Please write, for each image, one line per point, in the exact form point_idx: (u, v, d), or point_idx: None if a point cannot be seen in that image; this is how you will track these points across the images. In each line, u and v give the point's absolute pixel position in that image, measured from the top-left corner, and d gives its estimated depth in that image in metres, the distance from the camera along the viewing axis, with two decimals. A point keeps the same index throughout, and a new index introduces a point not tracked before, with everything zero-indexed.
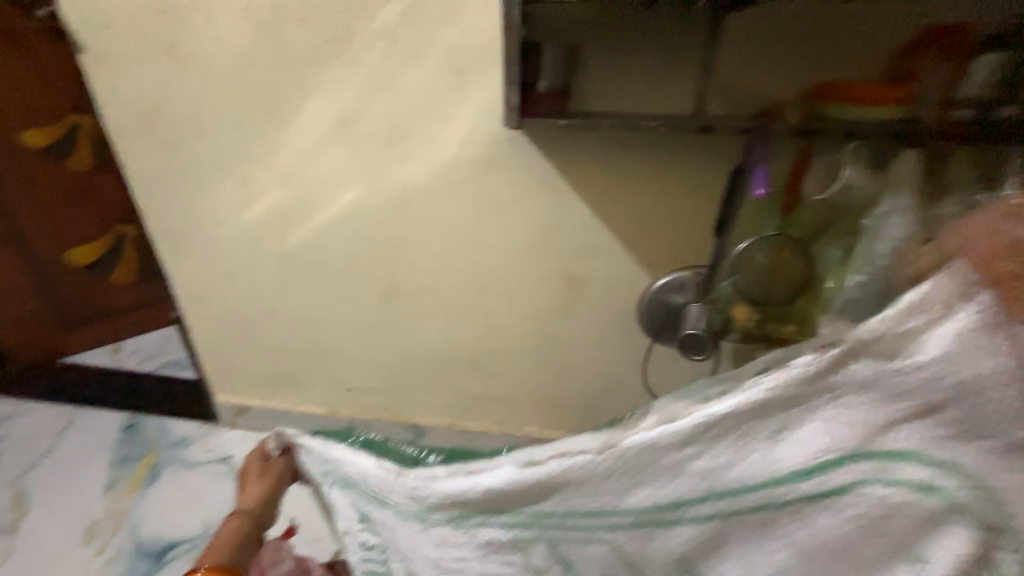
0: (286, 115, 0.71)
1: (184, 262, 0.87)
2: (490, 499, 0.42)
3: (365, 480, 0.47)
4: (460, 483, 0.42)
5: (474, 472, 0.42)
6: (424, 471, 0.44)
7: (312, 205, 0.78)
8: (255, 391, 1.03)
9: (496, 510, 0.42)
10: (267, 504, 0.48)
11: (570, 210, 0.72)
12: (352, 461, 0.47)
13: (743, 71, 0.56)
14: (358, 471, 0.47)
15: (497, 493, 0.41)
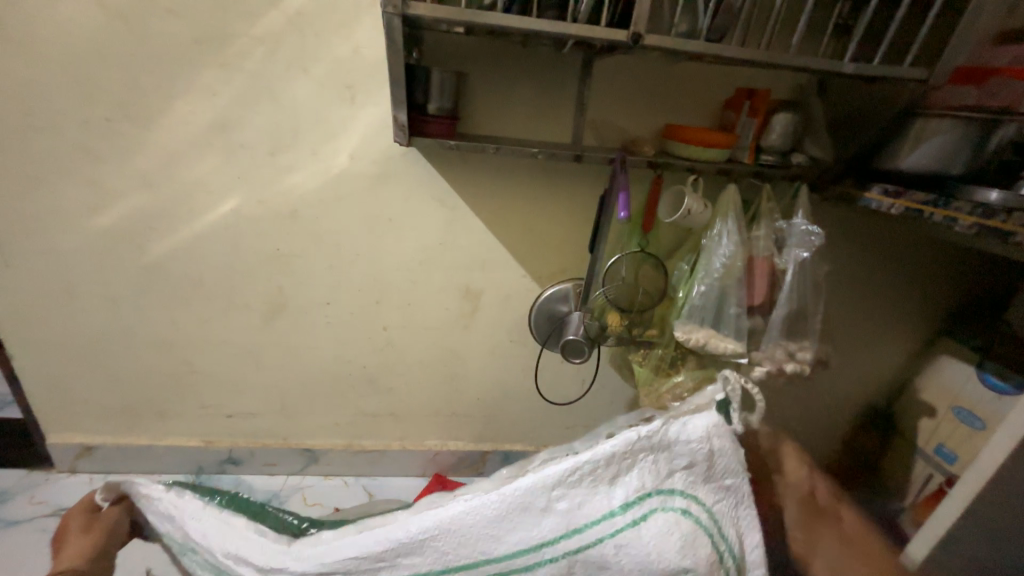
0: (148, 115, 0.64)
1: (7, 277, 0.73)
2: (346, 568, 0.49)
3: (227, 540, 0.51)
4: (333, 547, 0.50)
5: (355, 531, 0.51)
6: (313, 536, 0.52)
7: (181, 215, 0.71)
8: (106, 427, 0.88)
9: None
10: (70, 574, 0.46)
11: (465, 226, 0.75)
12: (218, 517, 0.52)
13: (598, 111, 0.66)
14: (220, 531, 0.51)
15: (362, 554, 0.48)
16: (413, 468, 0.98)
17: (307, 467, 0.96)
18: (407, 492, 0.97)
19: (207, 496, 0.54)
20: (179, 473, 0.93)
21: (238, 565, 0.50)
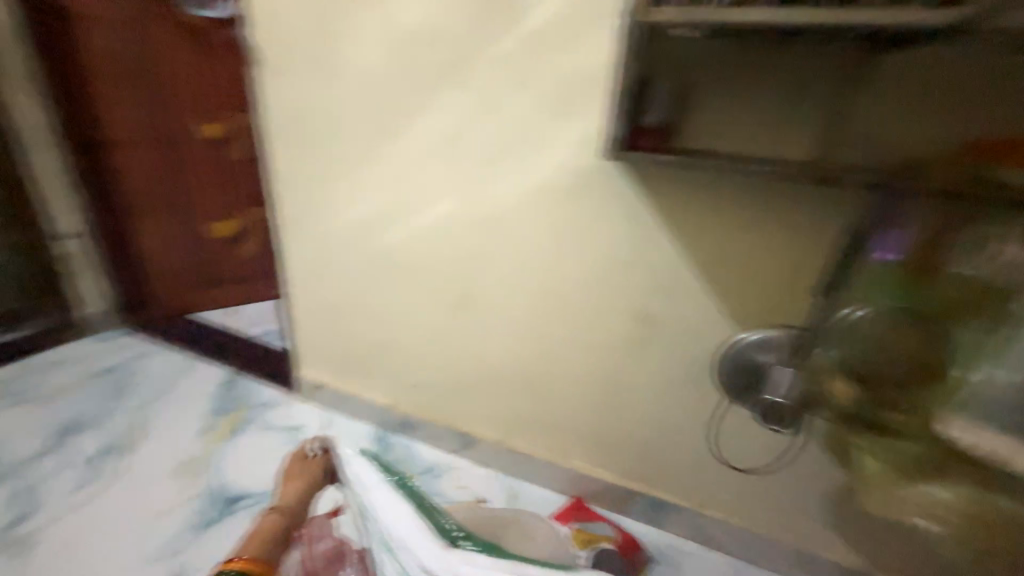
0: (400, 128, 0.78)
1: (296, 246, 0.98)
2: None
3: (398, 517, 0.49)
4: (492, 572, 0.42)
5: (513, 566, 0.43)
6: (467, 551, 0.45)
7: (408, 211, 0.84)
8: (330, 371, 1.12)
9: None
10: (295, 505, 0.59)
11: (655, 249, 0.69)
12: (389, 491, 0.53)
13: (874, 122, 0.52)
14: (391, 505, 0.51)
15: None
16: (555, 484, 0.96)
17: (462, 451, 1.03)
18: (544, 506, 0.95)
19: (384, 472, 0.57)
20: (368, 423, 1.11)
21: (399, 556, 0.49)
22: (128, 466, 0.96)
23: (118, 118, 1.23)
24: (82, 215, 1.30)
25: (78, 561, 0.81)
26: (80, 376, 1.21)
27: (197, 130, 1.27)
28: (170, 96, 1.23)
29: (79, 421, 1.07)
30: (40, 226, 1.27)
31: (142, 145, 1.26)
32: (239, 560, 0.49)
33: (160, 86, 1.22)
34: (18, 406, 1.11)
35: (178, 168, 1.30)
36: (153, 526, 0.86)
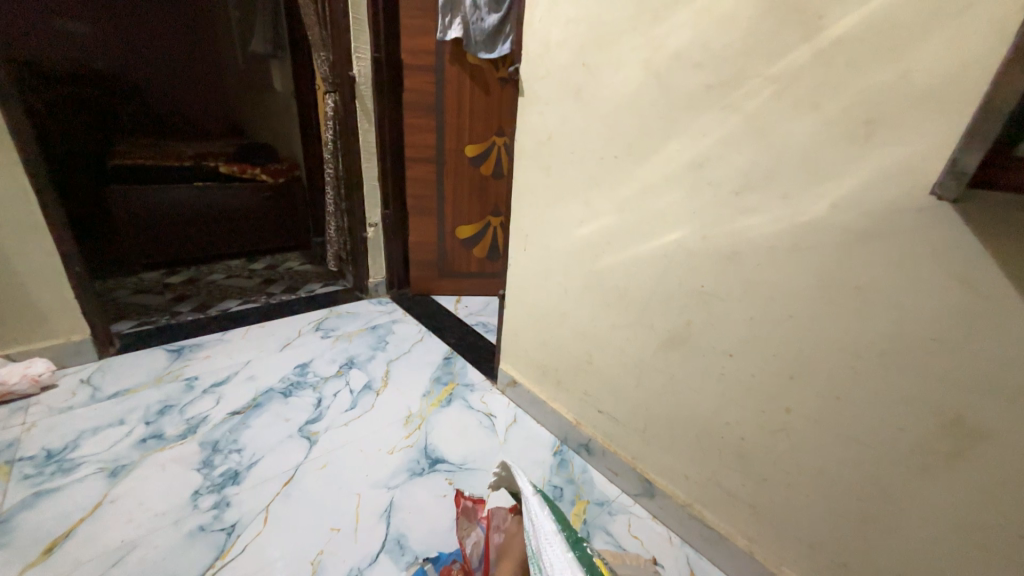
0: (645, 152, 0.77)
1: (522, 256, 1.09)
2: None
3: None
4: None
5: None
6: None
7: (634, 236, 0.82)
8: (527, 373, 1.20)
9: None
10: None
11: (996, 329, 0.48)
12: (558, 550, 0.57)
13: None
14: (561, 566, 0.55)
15: None
16: None
17: (640, 496, 0.95)
18: None
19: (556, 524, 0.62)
20: (551, 432, 1.15)
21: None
22: (375, 403, 1.23)
23: (415, 142, 1.60)
24: (381, 209, 1.70)
25: (339, 462, 1.03)
26: (359, 327, 1.62)
27: (462, 151, 1.64)
28: (449, 125, 1.60)
29: (353, 359, 1.42)
30: (356, 216, 1.68)
31: (427, 162, 1.64)
32: None
33: (445, 117, 1.58)
34: (323, 336, 1.55)
35: (440, 180, 1.67)
36: (386, 456, 1.05)
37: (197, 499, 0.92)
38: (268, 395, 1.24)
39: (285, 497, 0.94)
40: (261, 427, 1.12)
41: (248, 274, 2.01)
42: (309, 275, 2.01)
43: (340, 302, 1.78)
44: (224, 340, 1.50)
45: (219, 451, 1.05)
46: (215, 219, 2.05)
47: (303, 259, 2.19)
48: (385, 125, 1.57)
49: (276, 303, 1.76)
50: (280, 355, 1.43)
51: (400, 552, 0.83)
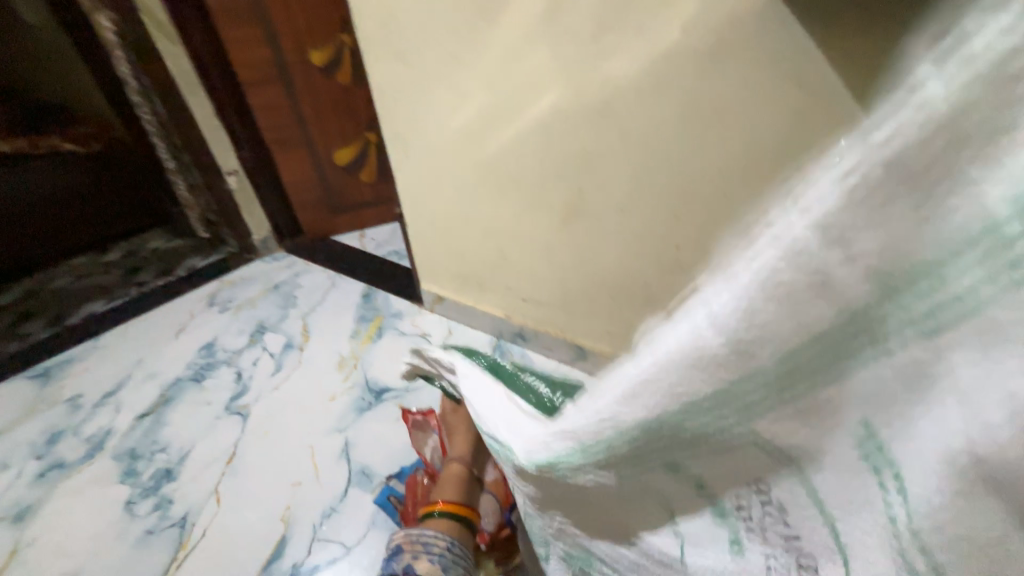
0: (497, 12, 0.69)
1: (406, 165, 1.00)
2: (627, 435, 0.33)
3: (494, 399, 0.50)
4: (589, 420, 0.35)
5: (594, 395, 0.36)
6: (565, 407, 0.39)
7: (511, 112, 0.77)
8: (449, 286, 1.18)
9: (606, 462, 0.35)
10: (470, 457, 0.70)
11: (829, 121, 0.53)
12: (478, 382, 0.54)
13: None
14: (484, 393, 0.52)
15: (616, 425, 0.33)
16: None
17: (576, 362, 1.04)
18: None
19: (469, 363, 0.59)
20: (487, 333, 1.18)
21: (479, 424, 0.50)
22: (302, 359, 1.16)
23: (244, 59, 1.32)
24: (234, 151, 1.46)
25: (281, 425, 0.99)
26: (259, 290, 1.46)
27: (308, 61, 1.37)
28: (281, 32, 1.31)
29: (264, 324, 1.31)
30: (208, 167, 1.46)
31: (269, 82, 1.37)
32: (443, 504, 0.62)
33: (272, 22, 1.29)
34: (221, 310, 1.38)
35: (293, 103, 1.42)
36: (329, 403, 1.03)
37: (132, 509, 0.87)
38: (176, 386, 1.12)
39: (233, 474, 0.90)
40: (179, 420, 1.03)
41: (102, 269, 1.69)
42: (180, 250, 1.73)
43: (228, 270, 1.58)
44: (100, 347, 1.30)
45: (140, 457, 0.96)
46: (25, 214, 1.64)
47: (166, 234, 1.85)
48: (196, 42, 1.27)
49: (149, 291, 1.51)
50: (176, 343, 1.27)
51: (368, 481, 0.86)
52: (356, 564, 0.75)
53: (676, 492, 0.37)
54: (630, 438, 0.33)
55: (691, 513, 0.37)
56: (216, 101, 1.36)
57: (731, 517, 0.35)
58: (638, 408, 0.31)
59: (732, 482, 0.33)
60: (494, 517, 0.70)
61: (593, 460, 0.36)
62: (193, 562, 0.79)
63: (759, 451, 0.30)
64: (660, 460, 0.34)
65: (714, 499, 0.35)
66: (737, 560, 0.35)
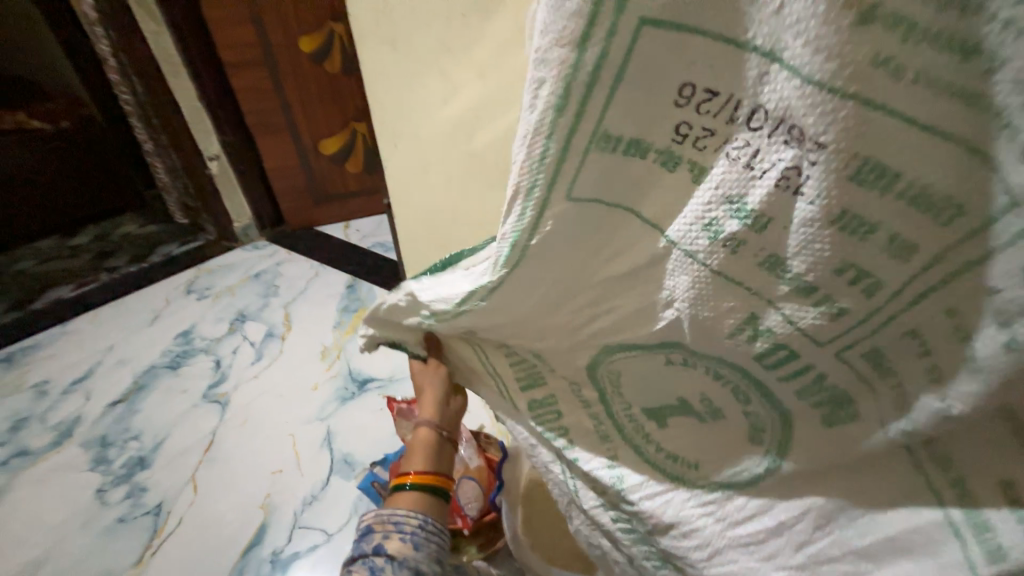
0: (490, 7, 0.70)
1: (395, 155, 1.00)
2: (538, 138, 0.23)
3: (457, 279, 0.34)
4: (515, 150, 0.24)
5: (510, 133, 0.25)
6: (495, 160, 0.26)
7: (503, 106, 0.78)
8: None
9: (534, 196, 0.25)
10: (444, 419, 0.53)
11: None
12: (442, 277, 0.37)
13: None
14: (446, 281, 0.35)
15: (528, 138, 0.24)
16: None
17: None
18: None
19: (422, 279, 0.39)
20: None
21: (436, 305, 0.35)
22: (284, 348, 1.14)
23: (228, 41, 1.29)
24: (217, 136, 1.43)
25: (259, 414, 0.98)
26: (240, 278, 1.43)
27: (294, 47, 1.33)
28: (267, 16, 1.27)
29: (244, 312, 1.28)
30: (190, 151, 1.44)
31: (254, 66, 1.34)
32: (413, 477, 0.51)
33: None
34: (199, 298, 1.35)
35: (278, 89, 1.39)
36: (311, 392, 1.02)
37: (103, 496, 0.84)
38: (151, 372, 1.09)
39: (210, 462, 0.89)
40: (154, 407, 1.01)
41: (70, 253, 1.62)
42: (155, 235, 1.68)
43: (207, 257, 1.54)
44: (69, 332, 1.25)
45: (112, 444, 0.93)
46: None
47: (140, 218, 1.79)
48: (181, 23, 1.25)
49: (122, 276, 1.47)
50: (150, 330, 1.23)
51: (349, 468, 0.86)
52: (335, 551, 0.75)
53: (621, 169, 0.24)
54: (555, 128, 0.23)
55: (652, 188, 0.24)
56: (198, 85, 1.35)
57: (685, 159, 0.22)
58: (542, 91, 0.22)
59: (666, 105, 0.22)
60: (478, 503, 0.70)
61: (544, 208, 0.26)
62: (166, 550, 0.77)
63: (662, 53, 0.20)
64: (591, 125, 0.23)
65: (658, 147, 0.23)
66: (717, 185, 0.22)
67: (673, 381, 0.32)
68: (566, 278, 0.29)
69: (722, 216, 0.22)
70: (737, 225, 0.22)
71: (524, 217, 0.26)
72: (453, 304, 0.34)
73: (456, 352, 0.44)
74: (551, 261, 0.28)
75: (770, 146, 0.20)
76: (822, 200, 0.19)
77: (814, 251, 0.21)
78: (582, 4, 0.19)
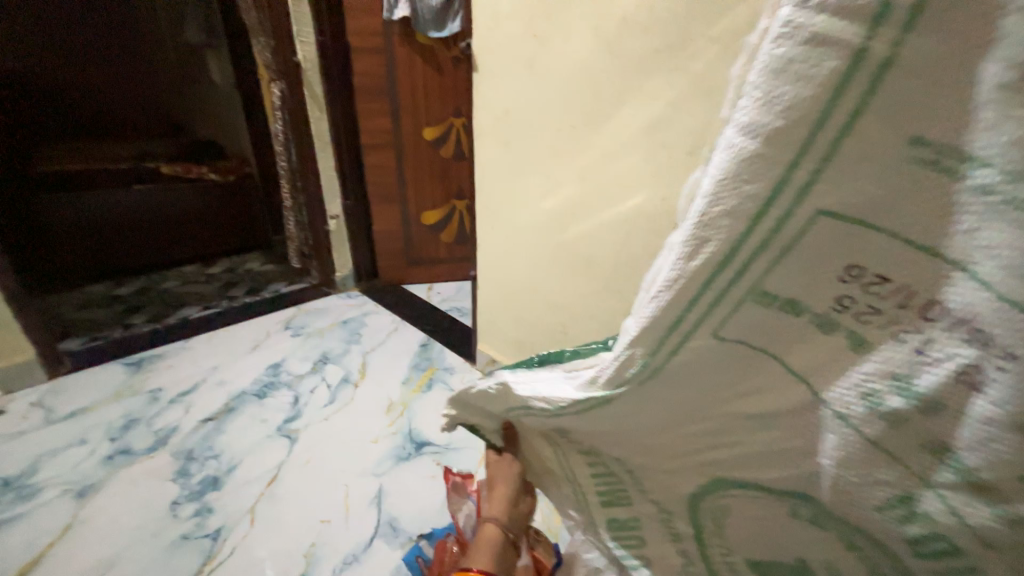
0: (601, 121, 0.78)
1: (489, 234, 1.09)
2: (687, 284, 0.33)
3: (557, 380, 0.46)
4: (670, 278, 0.34)
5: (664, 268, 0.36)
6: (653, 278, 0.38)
7: (599, 205, 0.84)
8: (505, 351, 1.21)
9: (673, 322, 0.35)
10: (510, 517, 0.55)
11: None
12: (543, 373, 0.48)
13: None
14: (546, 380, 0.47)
15: (678, 275, 0.33)
16: None
17: None
18: None
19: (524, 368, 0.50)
20: None
21: (532, 403, 0.47)
22: (354, 396, 1.21)
23: (370, 127, 1.55)
24: (341, 200, 1.66)
25: (322, 457, 1.02)
26: (330, 322, 1.58)
27: (420, 136, 1.59)
28: (405, 111, 1.55)
29: (327, 355, 1.39)
30: (317, 212, 1.65)
31: (384, 148, 1.59)
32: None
33: (399, 97, 1.52)
34: (293, 335, 1.50)
35: (399, 168, 1.63)
36: (371, 445, 1.05)
37: (176, 509, 0.91)
38: (240, 398, 1.21)
39: (271, 497, 0.93)
40: (235, 431, 1.09)
41: (204, 279, 1.91)
42: (271, 274, 1.94)
43: (307, 299, 1.73)
44: (185, 348, 1.44)
45: (194, 459, 1.02)
46: (158, 225, 1.90)
47: (262, 258, 2.08)
48: (337, 111, 1.52)
49: (238, 306, 1.68)
50: (249, 358, 1.38)
51: (394, 535, 0.85)
52: None
53: (777, 322, 0.32)
54: (716, 277, 0.32)
55: (803, 344, 0.32)
56: (337, 159, 1.59)
57: (846, 326, 0.30)
58: (708, 246, 0.31)
59: (829, 278, 0.30)
60: None
61: (693, 332, 0.35)
62: None
63: (833, 238, 0.29)
64: (751, 281, 0.32)
65: (815, 310, 0.31)
66: (879, 361, 0.29)
67: (786, 541, 0.39)
68: (708, 397, 0.37)
69: (886, 391, 0.29)
70: (900, 400, 0.28)
71: (663, 336, 0.36)
72: (558, 405, 0.44)
73: (528, 447, 0.53)
74: (699, 378, 0.37)
75: (942, 344, 0.26)
76: (1006, 405, 0.24)
77: (974, 442, 0.26)
78: (748, 209, 0.29)
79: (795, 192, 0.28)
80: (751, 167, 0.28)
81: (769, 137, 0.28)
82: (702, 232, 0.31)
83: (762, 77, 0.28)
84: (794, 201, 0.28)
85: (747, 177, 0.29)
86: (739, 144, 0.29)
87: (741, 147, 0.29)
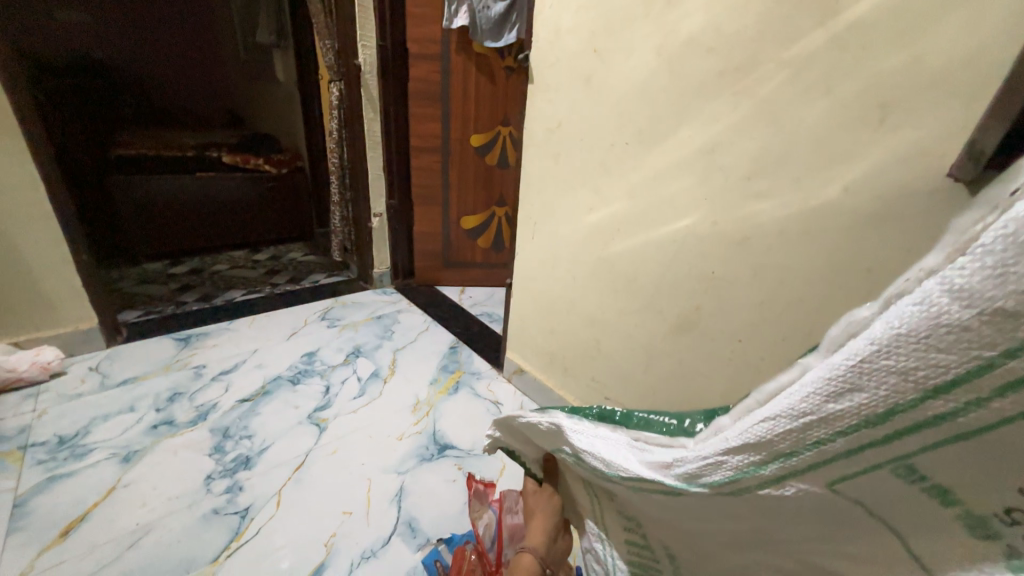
0: (656, 140, 0.77)
1: (530, 245, 1.09)
2: (828, 420, 0.26)
3: (618, 449, 0.40)
4: (807, 403, 0.27)
5: (796, 375, 0.29)
6: (789, 378, 0.29)
7: (644, 225, 0.83)
8: (533, 361, 1.20)
9: (786, 452, 0.29)
10: (549, 553, 0.50)
11: None
12: (602, 431, 0.43)
13: None
14: (606, 443, 0.42)
15: (827, 412, 0.26)
16: None
17: None
18: None
19: (584, 418, 0.45)
20: None
21: (587, 457, 0.43)
22: (383, 391, 1.23)
23: (420, 131, 1.59)
24: (386, 199, 1.71)
25: (348, 449, 1.04)
26: (365, 316, 1.62)
27: (467, 142, 1.62)
28: (455, 117, 1.58)
29: (360, 348, 1.43)
30: (362, 209, 1.69)
31: (432, 151, 1.63)
32: None
33: (450, 103, 1.56)
34: (329, 326, 1.55)
35: (444, 170, 1.66)
36: (396, 442, 1.06)
37: (210, 484, 0.95)
38: (276, 382, 1.25)
39: (298, 482, 0.96)
40: (269, 414, 1.14)
41: (252, 265, 2.01)
42: (313, 265, 2.01)
43: (344, 293, 1.78)
44: (230, 329, 1.51)
45: (230, 437, 1.06)
46: (215, 211, 2.00)
47: (306, 249, 2.17)
48: (390, 114, 1.57)
49: (280, 293, 1.75)
50: (286, 344, 1.43)
51: (412, 535, 0.85)
52: None
53: (901, 494, 0.26)
54: (855, 432, 0.26)
55: (931, 532, 0.25)
56: (386, 159, 1.64)
57: (1006, 540, 0.22)
58: (861, 396, 0.25)
59: (1002, 482, 0.22)
60: None
61: (801, 472, 0.29)
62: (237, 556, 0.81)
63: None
64: (897, 452, 0.25)
65: (967, 508, 0.23)
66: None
67: None
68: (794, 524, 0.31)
69: None
70: None
71: (769, 461, 0.30)
72: (618, 474, 0.40)
73: (571, 485, 0.51)
74: (777, 515, 0.32)
75: None
76: None
77: None
78: (958, 368, 0.21)
79: (999, 383, 0.21)
80: (933, 345, 0.22)
81: (988, 313, 0.20)
82: (875, 371, 0.24)
83: (996, 241, 0.20)
84: (1003, 389, 0.20)
85: (974, 327, 0.21)
86: (944, 307, 0.21)
87: (964, 299, 0.21)
